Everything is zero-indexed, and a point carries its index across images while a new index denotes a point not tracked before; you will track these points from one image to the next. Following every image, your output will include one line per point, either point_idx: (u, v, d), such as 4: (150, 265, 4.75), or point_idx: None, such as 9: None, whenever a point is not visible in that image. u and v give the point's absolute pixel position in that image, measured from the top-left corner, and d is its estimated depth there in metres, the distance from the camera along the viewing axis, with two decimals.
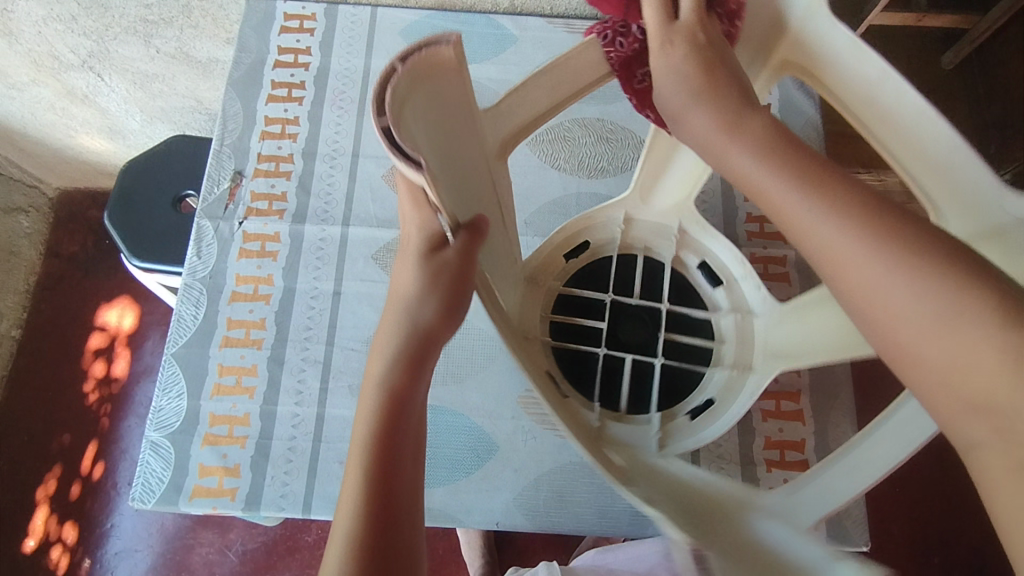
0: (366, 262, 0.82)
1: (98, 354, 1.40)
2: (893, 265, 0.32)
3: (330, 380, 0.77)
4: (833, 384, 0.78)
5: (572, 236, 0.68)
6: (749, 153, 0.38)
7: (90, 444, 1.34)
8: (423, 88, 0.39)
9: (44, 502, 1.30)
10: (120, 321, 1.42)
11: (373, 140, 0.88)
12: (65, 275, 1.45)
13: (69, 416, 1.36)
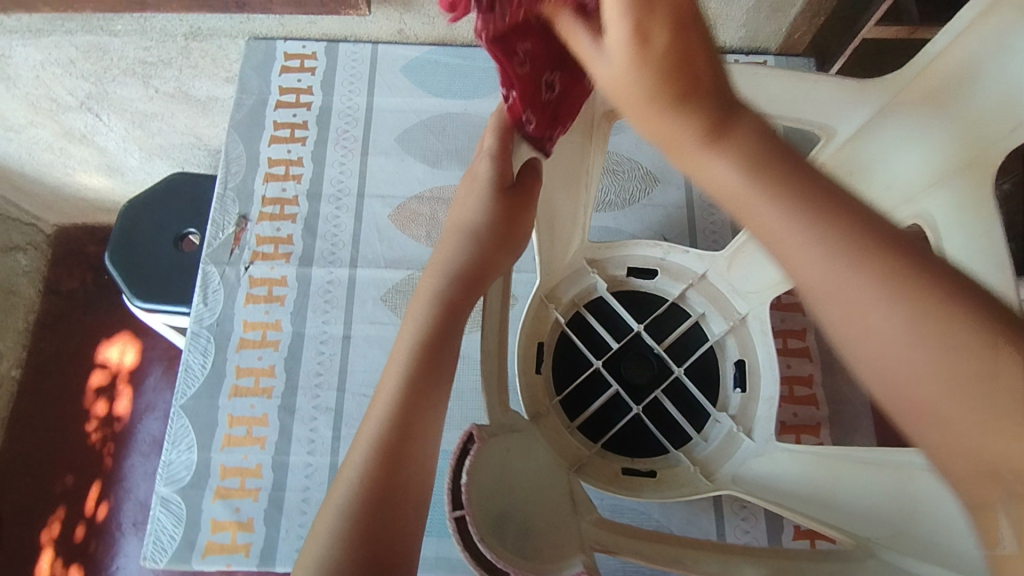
0: (374, 303, 0.81)
1: (100, 393, 1.38)
2: (883, 301, 0.27)
3: (343, 427, 0.76)
4: (852, 415, 0.77)
5: (541, 317, 0.76)
6: (733, 168, 0.31)
7: (93, 484, 1.32)
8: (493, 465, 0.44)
9: (49, 545, 1.28)
10: (121, 357, 1.40)
11: (378, 179, 0.87)
12: (64, 313, 1.43)
13: (73, 456, 1.34)
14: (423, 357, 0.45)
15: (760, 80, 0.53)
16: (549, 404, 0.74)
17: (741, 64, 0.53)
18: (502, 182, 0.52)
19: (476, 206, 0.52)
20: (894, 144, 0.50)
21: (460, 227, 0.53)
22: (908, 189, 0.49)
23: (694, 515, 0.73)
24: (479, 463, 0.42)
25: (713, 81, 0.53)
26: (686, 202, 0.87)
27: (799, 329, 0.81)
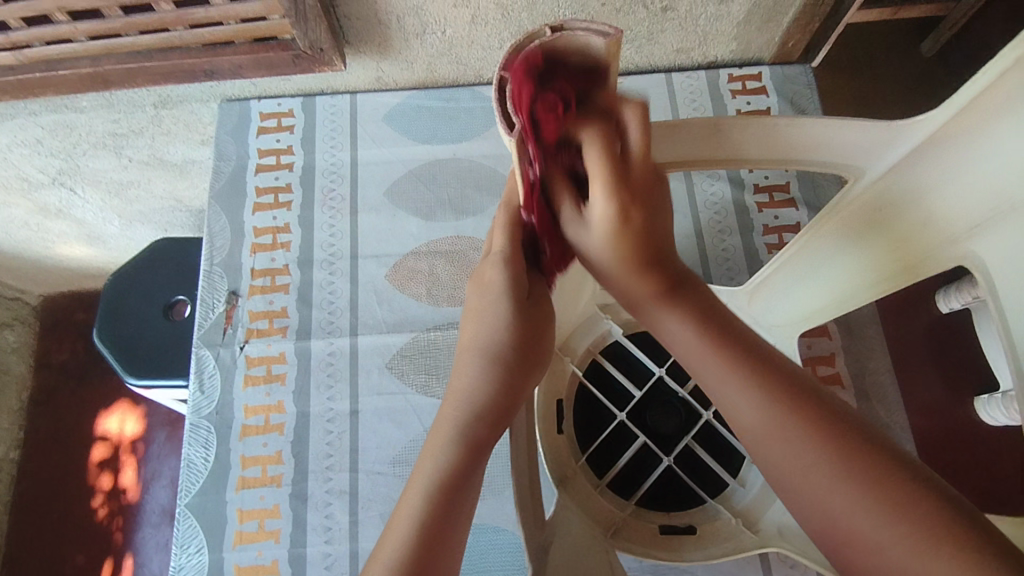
0: (380, 372, 0.77)
1: (103, 467, 1.32)
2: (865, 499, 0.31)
3: (360, 510, 0.72)
4: (893, 443, 0.73)
5: (558, 373, 0.72)
6: (687, 328, 0.39)
7: (105, 563, 1.26)
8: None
9: None
10: (121, 428, 1.34)
11: (370, 238, 0.83)
12: (57, 386, 1.37)
13: (82, 535, 1.28)
14: (445, 500, 0.35)
15: (774, 129, 0.48)
16: (575, 465, 0.69)
17: (756, 120, 0.48)
18: (520, 294, 0.40)
19: (491, 325, 0.41)
20: (931, 182, 0.46)
21: (473, 349, 0.41)
22: (951, 227, 0.46)
23: (740, 568, 0.69)
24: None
25: (723, 135, 0.49)
26: (694, 230, 0.83)
27: (828, 355, 0.76)
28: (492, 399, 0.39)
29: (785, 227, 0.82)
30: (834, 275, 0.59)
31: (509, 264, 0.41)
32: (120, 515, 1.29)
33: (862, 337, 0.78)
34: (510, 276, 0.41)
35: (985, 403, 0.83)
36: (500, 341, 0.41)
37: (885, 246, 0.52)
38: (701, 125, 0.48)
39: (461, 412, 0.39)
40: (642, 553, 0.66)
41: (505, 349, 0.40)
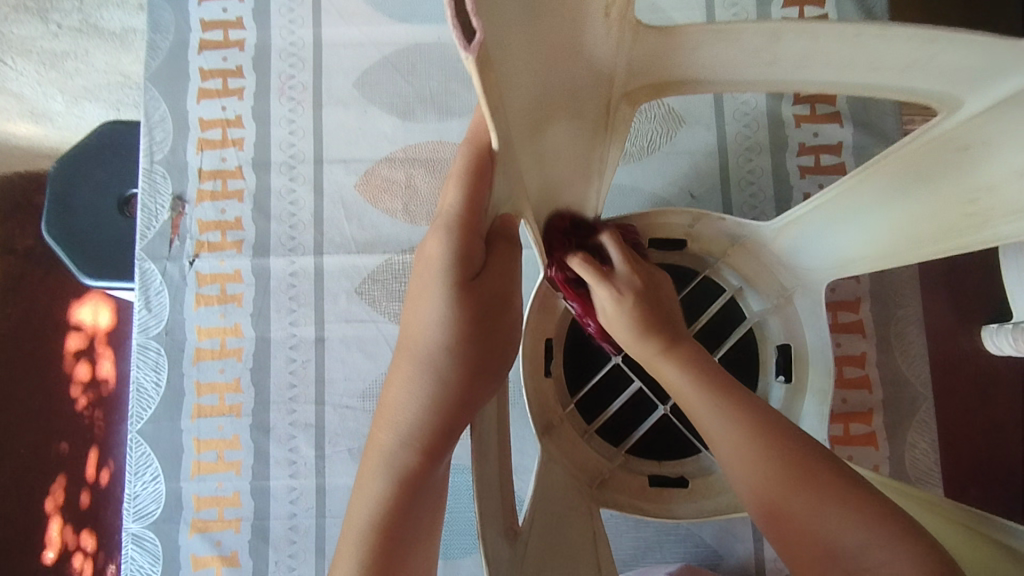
0: (348, 297, 0.68)
1: (79, 357, 0.99)
2: (837, 504, 0.36)
3: (326, 445, 0.66)
4: (910, 399, 0.67)
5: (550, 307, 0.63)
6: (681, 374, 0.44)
7: (92, 451, 0.97)
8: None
9: (56, 514, 0.96)
10: (96, 320, 1.00)
11: (337, 140, 0.71)
12: (24, 276, 1.00)
13: (57, 423, 0.98)
14: (387, 535, 0.32)
15: (861, 44, 0.36)
16: (561, 413, 0.63)
17: (829, 26, 0.35)
18: (465, 274, 0.33)
19: (430, 322, 0.34)
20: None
21: (414, 351, 0.34)
22: None
23: (727, 521, 0.65)
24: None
25: (785, 46, 0.38)
26: (718, 146, 0.70)
27: (853, 301, 0.68)
28: (435, 412, 0.34)
29: (824, 147, 0.70)
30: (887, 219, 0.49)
31: (451, 232, 0.32)
32: (102, 408, 0.98)
33: (892, 282, 0.69)
34: (451, 251, 0.32)
35: (992, 330, 0.76)
36: (441, 342, 0.34)
37: (957, 196, 0.43)
38: (759, 31, 0.37)
39: (401, 432, 0.34)
40: (628, 507, 0.60)
41: (447, 356, 0.34)
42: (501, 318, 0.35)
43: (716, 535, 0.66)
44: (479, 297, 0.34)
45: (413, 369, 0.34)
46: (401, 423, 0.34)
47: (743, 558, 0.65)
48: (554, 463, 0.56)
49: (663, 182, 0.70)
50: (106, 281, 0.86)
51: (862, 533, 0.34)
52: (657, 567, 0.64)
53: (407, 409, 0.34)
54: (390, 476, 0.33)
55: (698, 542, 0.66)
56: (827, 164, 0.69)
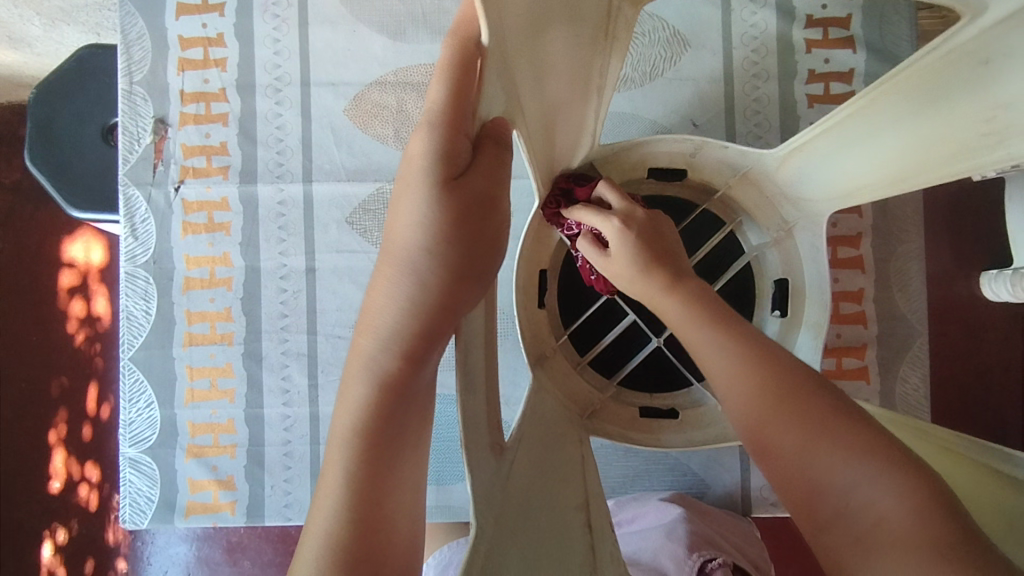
0: (339, 227, 0.67)
1: (73, 293, 0.98)
2: (829, 442, 0.33)
3: (319, 374, 0.66)
4: (904, 334, 0.66)
5: (545, 237, 0.61)
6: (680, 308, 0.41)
7: (91, 386, 0.97)
8: (519, 489, 0.34)
9: (59, 446, 0.97)
10: (88, 257, 0.98)
11: (325, 62, 0.67)
12: (9, 211, 0.98)
13: (54, 356, 0.97)
14: (372, 443, 0.32)
15: None
16: (554, 343, 0.62)
17: None
18: (449, 173, 0.31)
19: (411, 222, 0.32)
20: None
21: (395, 256, 0.33)
22: None
23: (716, 451, 0.66)
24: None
25: None
26: (723, 73, 0.67)
27: (854, 235, 0.67)
28: (414, 317, 0.32)
29: (834, 75, 0.67)
30: (898, 146, 0.48)
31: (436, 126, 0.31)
32: (101, 342, 0.97)
33: (894, 216, 0.68)
34: (435, 150, 0.31)
35: (991, 277, 0.76)
36: (421, 243, 0.32)
37: (972, 115, 0.42)
38: None
39: (379, 340, 0.33)
40: (618, 436, 0.60)
41: (427, 260, 0.32)
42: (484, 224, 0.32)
43: (704, 465, 0.67)
44: (462, 200, 0.32)
45: (393, 273, 0.33)
46: (381, 329, 0.32)
47: (729, 487, 0.66)
48: (546, 391, 0.56)
49: (665, 111, 0.67)
50: (93, 214, 0.83)
51: (853, 471, 0.32)
52: (646, 495, 0.65)
53: (386, 313, 0.32)
54: (374, 386, 0.32)
55: (687, 470, 0.67)
56: (836, 93, 0.67)
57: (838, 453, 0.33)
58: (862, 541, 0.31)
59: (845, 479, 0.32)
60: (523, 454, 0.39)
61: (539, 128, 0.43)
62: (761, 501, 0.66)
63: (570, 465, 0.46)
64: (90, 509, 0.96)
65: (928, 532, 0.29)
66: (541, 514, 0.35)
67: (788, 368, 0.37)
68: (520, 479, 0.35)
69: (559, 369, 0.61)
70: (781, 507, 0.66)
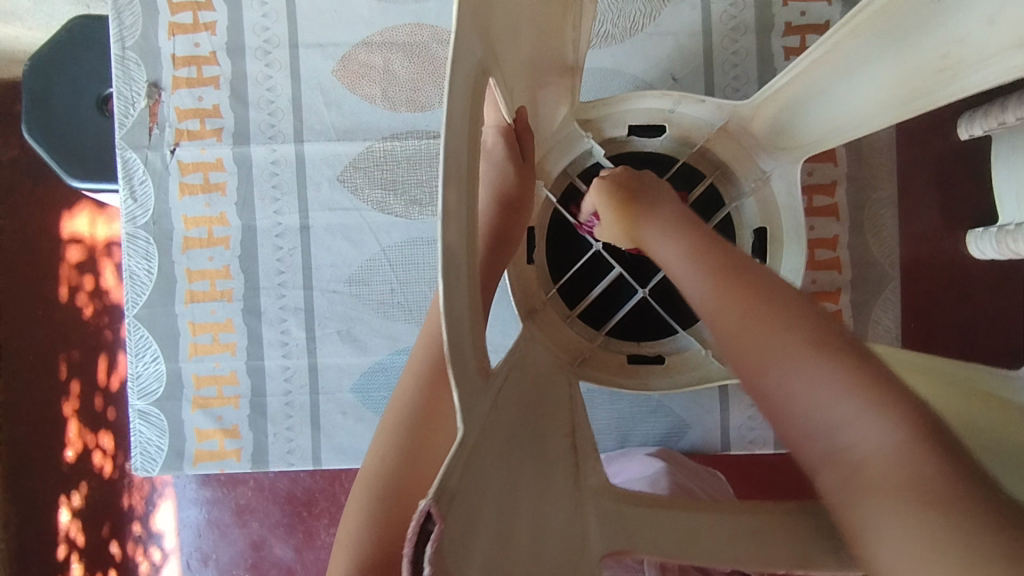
0: (331, 185, 0.69)
1: (80, 270, 1.01)
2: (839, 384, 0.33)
3: (316, 327, 0.69)
4: (877, 279, 0.69)
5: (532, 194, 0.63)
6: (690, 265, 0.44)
7: (99, 361, 1.00)
8: (506, 408, 0.37)
9: (73, 417, 1.00)
10: (92, 231, 1.01)
11: (311, 23, 0.69)
12: (9, 187, 1.00)
13: (62, 330, 1.00)
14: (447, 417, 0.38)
15: None
16: (544, 297, 0.65)
17: None
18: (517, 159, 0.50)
19: None
20: None
21: None
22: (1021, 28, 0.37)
23: (697, 393, 0.70)
24: (464, 495, 0.27)
25: None
26: (702, 28, 0.69)
27: (829, 184, 0.69)
28: None
29: (810, 27, 0.68)
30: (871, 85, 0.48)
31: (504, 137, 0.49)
32: (110, 315, 1.00)
33: (869, 164, 0.70)
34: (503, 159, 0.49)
35: (976, 237, 0.78)
36: None
37: (926, 58, 0.44)
38: None
39: None
40: (606, 380, 0.63)
41: None
42: (474, 156, 0.34)
43: (686, 407, 0.70)
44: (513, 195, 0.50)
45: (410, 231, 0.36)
46: None
47: (710, 427, 0.70)
48: (534, 339, 0.58)
49: (647, 68, 0.69)
50: (94, 183, 0.84)
51: (844, 404, 0.32)
52: (634, 450, 0.68)
53: None
54: None
55: (670, 412, 0.71)
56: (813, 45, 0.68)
57: (832, 385, 0.33)
58: (846, 485, 0.31)
59: (833, 415, 0.33)
60: (508, 382, 0.41)
61: (526, 62, 0.45)
62: (740, 439, 0.69)
63: (557, 402, 0.49)
64: (105, 476, 0.99)
65: (922, 470, 0.29)
66: (528, 430, 0.38)
67: (790, 307, 0.38)
68: (505, 398, 0.38)
69: (549, 320, 0.63)
70: (759, 445, 0.69)
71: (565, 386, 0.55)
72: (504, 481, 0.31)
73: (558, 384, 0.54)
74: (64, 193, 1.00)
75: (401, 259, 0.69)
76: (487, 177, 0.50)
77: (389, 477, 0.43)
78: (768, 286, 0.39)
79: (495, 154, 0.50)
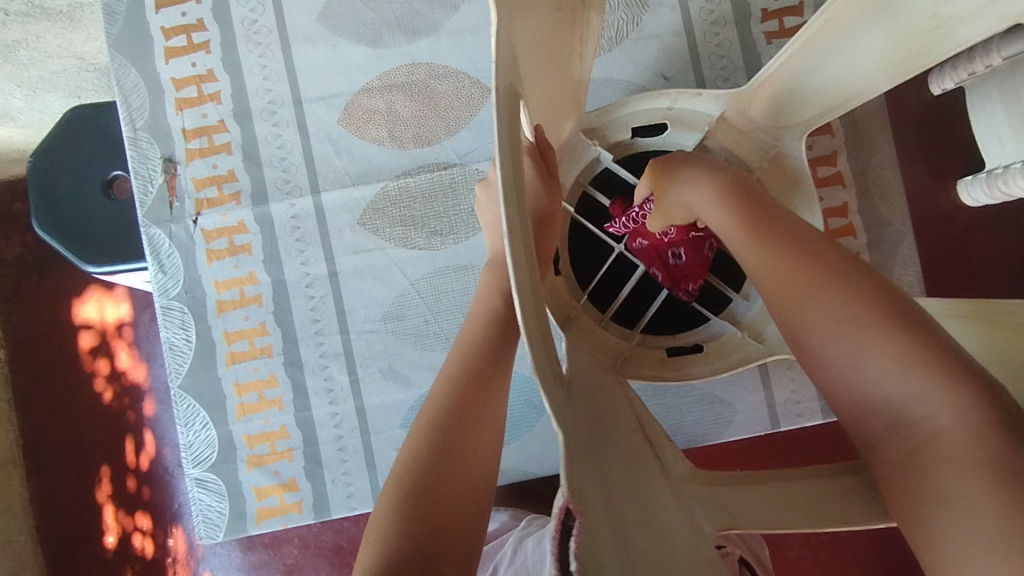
0: (353, 229, 0.71)
1: (96, 353, 1.01)
2: (910, 365, 0.35)
3: (358, 369, 0.70)
4: (892, 237, 0.71)
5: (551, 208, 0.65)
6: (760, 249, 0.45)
7: (127, 442, 1.00)
8: (585, 410, 0.38)
9: (108, 503, 0.99)
10: (103, 314, 1.01)
11: (312, 78, 0.71)
12: (26, 282, 1.01)
13: (89, 417, 1.00)
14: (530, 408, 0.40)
15: None
16: (577, 305, 0.66)
17: None
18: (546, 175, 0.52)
19: None
20: None
21: None
22: None
23: (736, 376, 0.71)
24: (580, 490, 0.28)
25: None
26: (684, 26, 0.72)
27: (830, 155, 0.71)
28: None
29: (786, 10, 0.71)
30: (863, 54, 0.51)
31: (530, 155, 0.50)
32: (130, 396, 1.00)
33: (864, 129, 0.72)
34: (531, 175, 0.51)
35: (965, 184, 0.79)
36: None
37: (916, 20, 0.47)
38: None
39: None
40: (651, 378, 0.66)
41: None
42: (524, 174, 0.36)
43: (729, 392, 0.71)
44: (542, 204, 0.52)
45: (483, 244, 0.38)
46: None
47: (755, 408, 0.71)
48: (579, 346, 0.60)
49: (638, 71, 0.72)
50: (111, 265, 0.85)
51: (916, 384, 0.35)
52: None
53: None
54: None
55: (714, 400, 0.72)
56: (791, 26, 0.71)
57: (905, 367, 0.36)
58: (909, 458, 0.35)
59: (902, 391, 0.36)
60: (575, 386, 0.42)
61: (543, 83, 0.47)
62: (786, 414, 0.71)
63: (616, 401, 0.50)
64: (147, 557, 0.99)
65: (978, 449, 0.32)
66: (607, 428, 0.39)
67: (875, 291, 0.39)
68: (578, 401, 0.39)
69: (586, 325, 0.65)
70: (806, 417, 0.70)
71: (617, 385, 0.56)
72: (601, 476, 0.32)
73: (611, 386, 0.55)
74: (77, 281, 1.01)
75: (431, 289, 0.71)
76: None
77: (433, 479, 0.43)
78: (850, 272, 0.41)
79: (527, 173, 0.50)
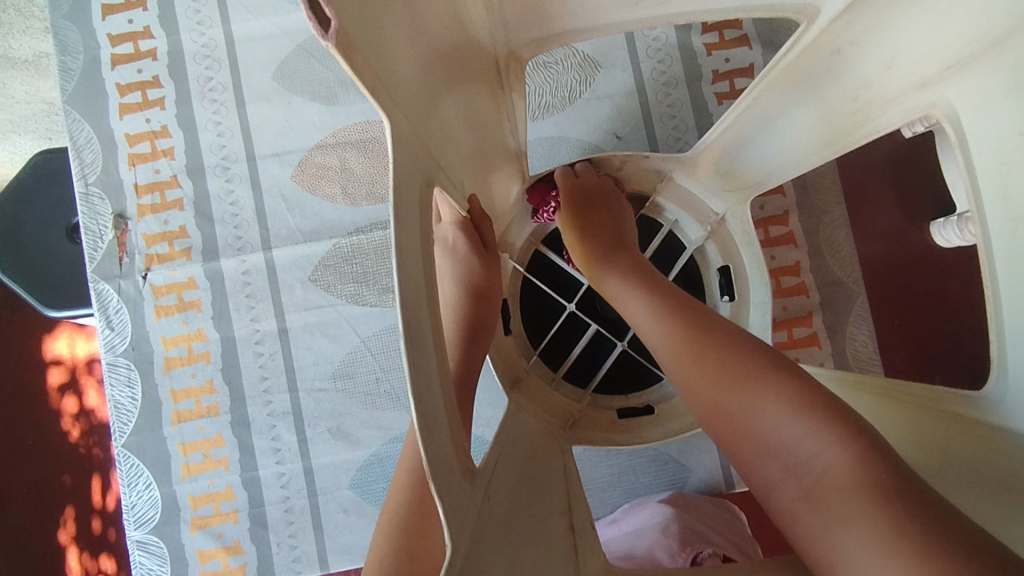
0: (304, 286, 0.70)
1: (64, 391, 0.98)
2: (788, 406, 0.36)
3: (306, 429, 0.69)
4: (844, 297, 0.71)
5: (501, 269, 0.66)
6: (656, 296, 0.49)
7: (94, 482, 0.97)
8: (498, 503, 0.37)
9: (71, 545, 0.96)
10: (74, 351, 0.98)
11: (266, 135, 0.71)
12: None
13: (52, 456, 0.96)
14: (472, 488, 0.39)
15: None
16: (526, 365, 0.66)
17: None
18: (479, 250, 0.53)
19: None
20: (885, 22, 0.40)
21: None
22: (920, 71, 0.40)
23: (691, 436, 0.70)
24: None
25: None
26: (636, 87, 0.72)
27: (781, 215, 0.72)
28: None
29: (737, 71, 0.72)
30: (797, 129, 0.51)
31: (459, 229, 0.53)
32: (98, 435, 0.97)
33: (815, 189, 0.73)
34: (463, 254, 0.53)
35: None
36: None
37: (841, 101, 0.46)
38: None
39: None
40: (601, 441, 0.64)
41: None
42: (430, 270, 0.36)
43: (684, 452, 0.70)
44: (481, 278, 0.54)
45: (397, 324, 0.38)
46: None
47: (710, 468, 0.70)
48: (523, 412, 0.59)
49: (591, 131, 0.72)
50: (67, 309, 0.83)
51: (798, 425, 0.35)
52: (646, 500, 0.68)
53: None
54: None
55: (671, 460, 0.71)
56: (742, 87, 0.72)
57: (787, 408, 0.36)
58: (807, 496, 0.34)
59: (794, 435, 0.35)
60: (497, 472, 0.42)
61: (470, 161, 0.47)
62: (742, 475, 0.70)
63: (550, 476, 0.49)
64: None
65: (867, 475, 0.32)
66: (523, 521, 0.38)
67: (751, 346, 0.41)
68: (493, 495, 0.38)
69: (534, 388, 0.64)
70: None
71: (558, 455, 0.55)
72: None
73: (552, 456, 0.54)
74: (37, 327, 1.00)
75: (381, 347, 0.70)
76: (452, 271, 0.54)
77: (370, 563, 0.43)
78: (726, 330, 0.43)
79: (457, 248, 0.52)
